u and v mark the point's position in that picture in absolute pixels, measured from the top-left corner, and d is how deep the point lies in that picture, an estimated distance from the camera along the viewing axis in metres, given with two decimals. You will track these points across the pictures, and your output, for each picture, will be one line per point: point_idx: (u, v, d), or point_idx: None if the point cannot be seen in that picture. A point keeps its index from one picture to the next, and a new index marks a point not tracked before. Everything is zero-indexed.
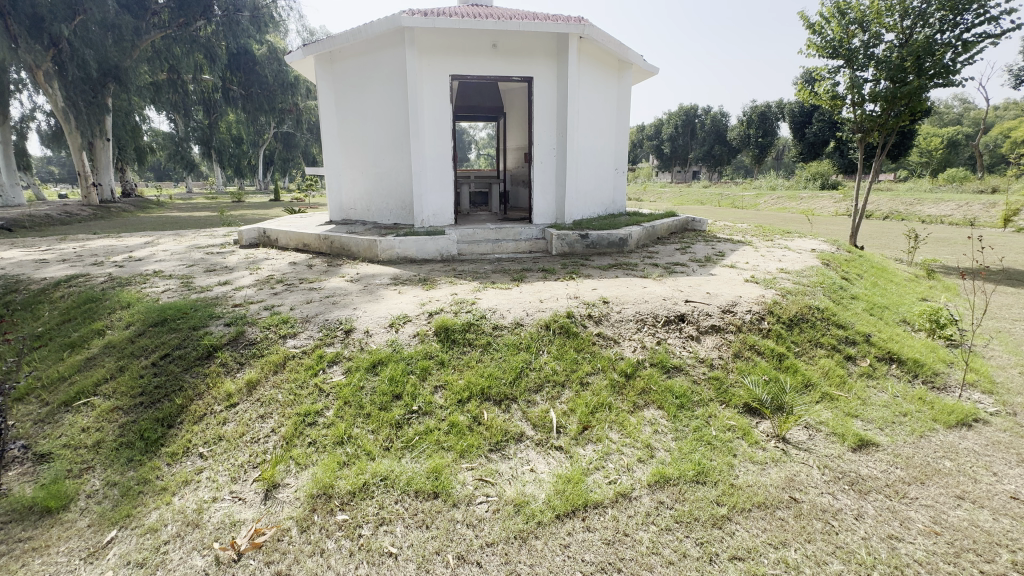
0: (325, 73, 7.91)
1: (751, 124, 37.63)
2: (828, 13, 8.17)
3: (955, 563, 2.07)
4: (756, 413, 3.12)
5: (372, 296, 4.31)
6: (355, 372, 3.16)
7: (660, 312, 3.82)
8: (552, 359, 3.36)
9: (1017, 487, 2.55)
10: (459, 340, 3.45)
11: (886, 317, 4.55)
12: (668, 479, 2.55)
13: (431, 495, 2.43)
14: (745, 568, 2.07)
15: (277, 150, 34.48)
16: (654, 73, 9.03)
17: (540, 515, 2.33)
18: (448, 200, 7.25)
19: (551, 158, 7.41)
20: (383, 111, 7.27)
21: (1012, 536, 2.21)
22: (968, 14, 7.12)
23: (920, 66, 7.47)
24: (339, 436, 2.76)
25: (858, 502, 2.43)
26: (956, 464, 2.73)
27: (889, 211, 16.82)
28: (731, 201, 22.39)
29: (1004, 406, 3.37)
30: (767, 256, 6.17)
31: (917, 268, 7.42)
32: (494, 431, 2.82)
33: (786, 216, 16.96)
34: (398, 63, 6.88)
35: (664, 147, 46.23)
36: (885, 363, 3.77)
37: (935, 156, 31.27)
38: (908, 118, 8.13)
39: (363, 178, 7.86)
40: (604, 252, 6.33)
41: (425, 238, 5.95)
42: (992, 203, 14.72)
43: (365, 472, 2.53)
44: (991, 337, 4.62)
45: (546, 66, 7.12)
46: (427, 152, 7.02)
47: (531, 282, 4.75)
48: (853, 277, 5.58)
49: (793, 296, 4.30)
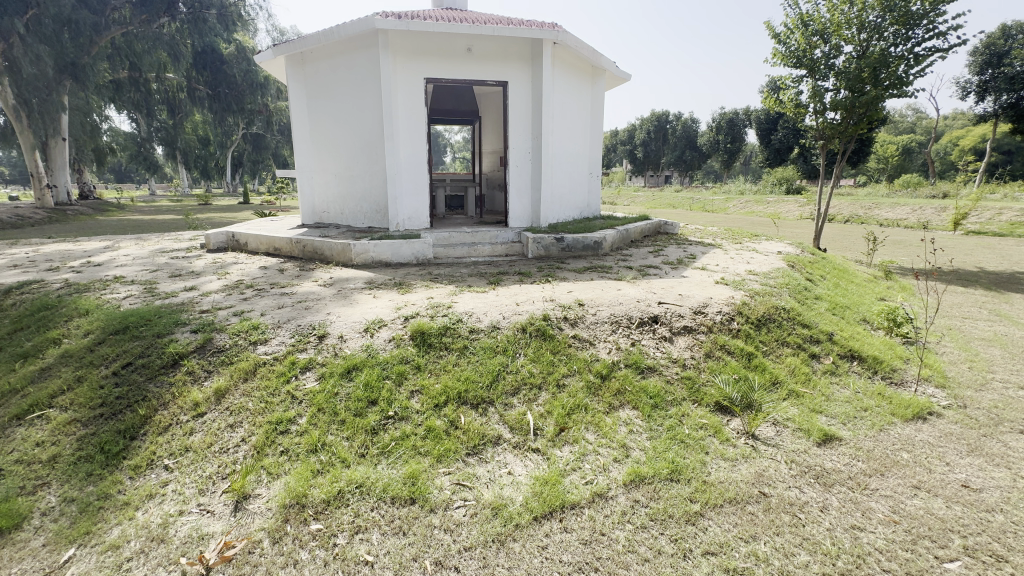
0: (297, 74, 7.76)
1: (719, 130, 38.87)
2: (792, 25, 8.52)
3: (912, 550, 2.17)
4: (727, 411, 3.21)
5: (346, 300, 4.24)
6: (329, 378, 3.11)
7: (634, 313, 3.89)
8: (529, 362, 3.38)
9: (967, 475, 2.70)
10: (435, 344, 3.43)
11: (847, 316, 4.76)
12: (643, 478, 2.59)
13: (408, 501, 2.41)
14: (719, 563, 2.11)
15: (246, 152, 33.62)
16: (627, 80, 9.24)
17: (518, 517, 2.33)
18: (423, 203, 7.22)
19: (526, 162, 7.45)
20: (356, 113, 7.18)
21: (964, 522, 2.33)
22: (919, 29, 7.54)
23: (876, 77, 7.85)
24: (312, 443, 2.70)
25: (823, 495, 2.52)
26: (913, 456, 2.87)
27: (849, 215, 17.57)
28: (701, 205, 22.96)
29: (955, 399, 3.57)
30: (736, 258, 6.36)
31: (876, 270, 7.75)
32: (471, 434, 2.82)
33: (752, 220, 17.51)
34: (372, 65, 6.82)
35: (637, 151, 46.97)
36: (847, 361, 3.94)
37: (890, 162, 32.81)
38: (866, 126, 8.54)
39: (337, 181, 7.73)
40: (579, 255, 6.40)
41: (400, 242, 5.91)
42: (943, 208, 15.56)
43: (340, 480, 2.49)
44: (943, 334, 4.87)
45: (522, 70, 7.18)
46: (402, 155, 6.96)
47: (508, 286, 4.77)
48: (817, 278, 5.82)
49: (761, 297, 4.44)
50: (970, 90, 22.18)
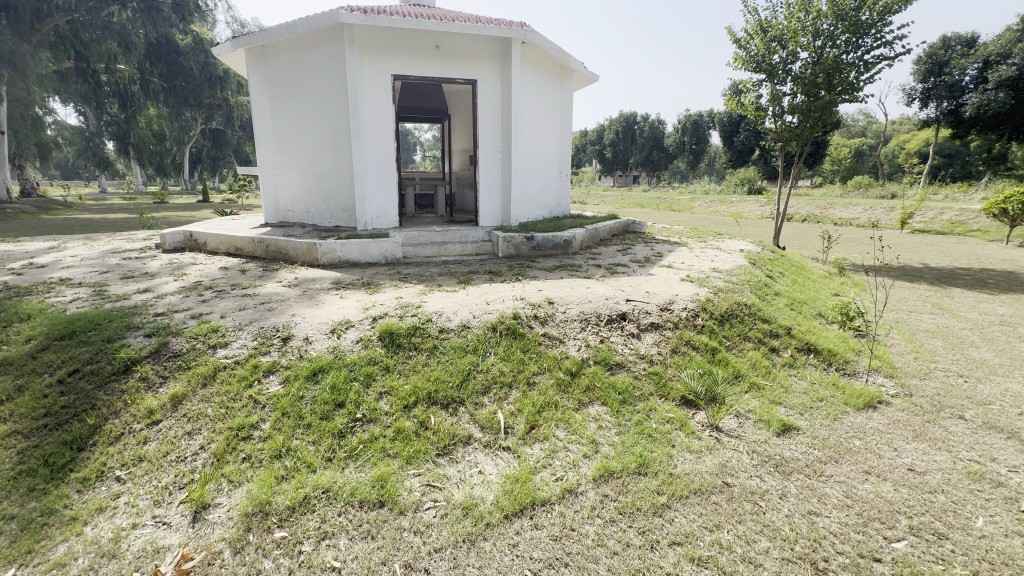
0: (258, 67, 7.50)
1: (685, 132, 40.05)
2: (752, 31, 8.84)
3: (863, 532, 2.29)
4: (692, 404, 3.30)
5: (312, 300, 4.14)
6: (294, 381, 3.02)
7: (603, 311, 3.94)
8: (499, 361, 3.38)
9: (912, 460, 2.87)
10: (404, 344, 3.38)
11: (804, 311, 4.97)
12: (612, 472, 2.63)
13: (377, 504, 2.37)
14: (684, 552, 2.16)
15: (204, 148, 32.26)
16: (595, 80, 9.37)
17: (489, 516, 2.33)
18: (392, 202, 7.10)
19: (496, 162, 7.43)
20: (321, 109, 7.01)
21: (909, 504, 2.47)
22: (868, 38, 7.94)
23: (830, 83, 8.22)
24: (277, 448, 2.62)
25: (782, 483, 2.62)
26: (864, 443, 3.02)
27: (806, 214, 18.36)
28: (668, 204, 23.48)
29: (902, 387, 3.78)
30: (700, 256, 6.54)
31: (831, 267, 8.14)
32: (441, 435, 2.80)
33: (716, 219, 18.07)
34: (337, 60, 6.66)
35: (606, 151, 47.62)
36: (804, 353, 4.12)
37: (843, 163, 34.45)
38: (821, 129, 8.94)
39: (302, 178, 7.52)
40: (549, 254, 6.44)
41: (368, 241, 5.80)
42: (891, 208, 16.46)
43: (306, 485, 2.43)
44: (891, 327, 5.15)
45: (491, 69, 7.16)
46: (369, 154, 6.83)
47: (478, 284, 4.76)
48: (776, 275, 6.05)
49: (724, 293, 4.58)
50: (914, 97, 23.53)
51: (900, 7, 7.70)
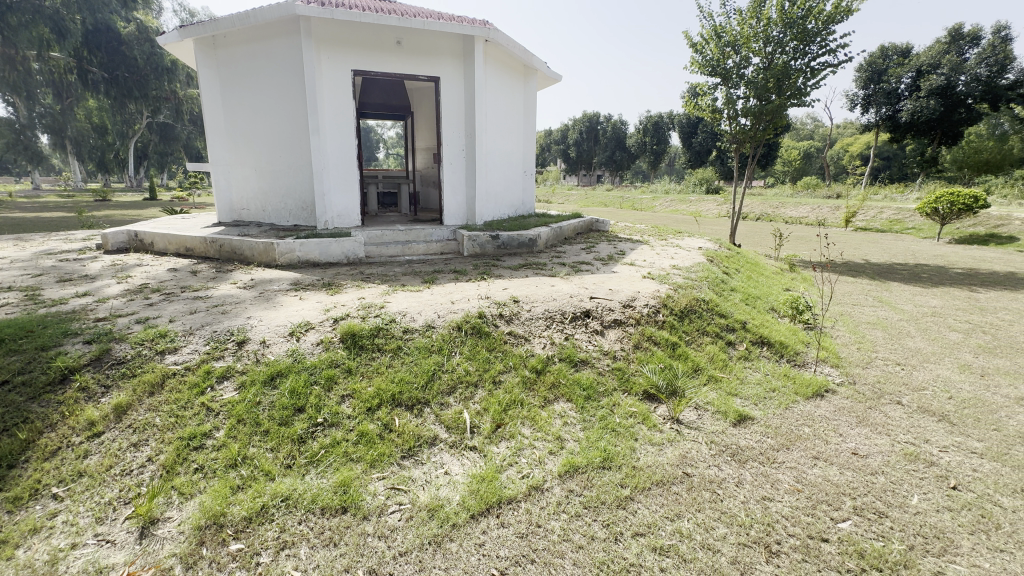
0: (208, 58, 7.14)
1: (646, 132, 41.09)
2: (708, 35, 9.14)
3: (813, 514, 2.41)
4: (654, 398, 3.39)
5: (269, 302, 4.00)
6: (250, 387, 2.90)
7: (567, 308, 3.99)
8: (464, 360, 3.36)
9: (856, 444, 3.05)
10: (367, 345, 3.31)
11: (758, 305, 5.19)
12: (577, 468, 2.67)
13: (340, 511, 2.31)
14: (647, 543, 2.21)
15: (151, 143, 30.42)
16: (558, 80, 9.47)
17: (455, 517, 2.31)
18: (354, 200, 6.93)
19: (460, 160, 7.37)
20: (277, 103, 6.75)
21: (854, 486, 2.63)
22: (814, 45, 8.36)
23: (780, 87, 8.60)
24: (232, 457, 2.52)
25: (739, 470, 2.73)
26: (813, 429, 3.19)
27: (760, 213, 19.18)
28: (631, 204, 23.95)
29: (846, 375, 4.02)
30: (661, 254, 6.72)
31: (783, 263, 8.53)
32: (406, 437, 2.77)
33: (676, 218, 18.57)
34: (294, 53, 6.44)
35: (570, 151, 48.15)
36: (759, 346, 4.31)
37: (793, 165, 36.16)
38: (772, 132, 9.36)
39: (258, 175, 7.22)
40: (514, 252, 6.47)
41: (328, 241, 5.65)
42: (836, 207, 17.45)
43: (264, 495, 2.34)
44: (837, 320, 5.47)
45: (453, 67, 7.11)
46: (329, 150, 6.64)
47: (443, 284, 4.72)
48: (732, 271, 6.28)
49: (683, 290, 4.72)
50: (857, 102, 24.91)
51: (842, 17, 8.16)
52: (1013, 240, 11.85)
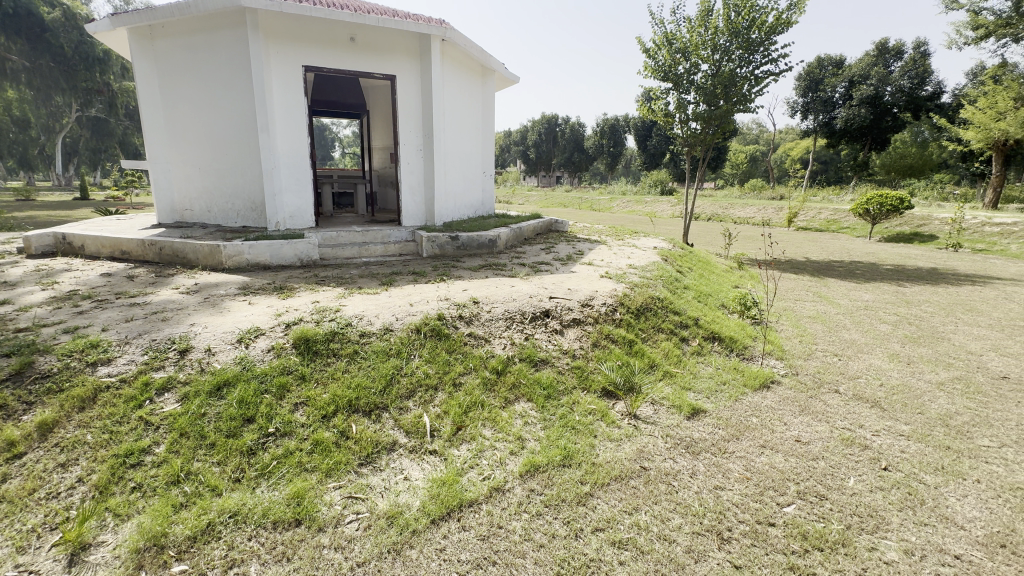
0: (144, 49, 6.70)
1: (603, 135, 42.03)
2: (660, 42, 9.45)
3: (760, 500, 2.53)
4: (612, 395, 3.47)
5: (215, 308, 3.79)
6: (193, 399, 2.74)
7: (527, 309, 4.01)
8: (424, 363, 3.31)
9: (799, 431, 3.23)
10: (322, 350, 3.20)
11: (710, 302, 5.41)
12: (538, 467, 2.69)
13: (293, 524, 2.22)
14: (606, 537, 2.25)
15: (81, 138, 28.28)
16: (516, 82, 9.51)
17: (415, 523, 2.27)
18: (307, 201, 6.71)
19: (417, 160, 7.26)
20: (223, 99, 6.42)
21: (797, 471, 2.78)
22: (758, 54, 8.81)
23: (727, 93, 9.01)
24: (175, 473, 2.37)
25: (692, 462, 2.83)
26: (760, 419, 3.36)
27: (711, 213, 20.02)
28: (589, 204, 24.42)
29: (790, 367, 4.26)
30: (618, 254, 6.87)
31: (732, 261, 8.94)
32: (364, 444, 2.69)
33: (633, 219, 19.06)
34: (239, 46, 6.15)
35: (529, 152, 48.51)
36: (710, 342, 4.49)
37: (741, 168, 37.95)
38: (721, 136, 9.79)
39: (202, 174, 6.85)
40: (474, 253, 6.44)
41: (279, 243, 5.43)
42: (780, 208, 18.48)
43: (210, 511, 2.22)
44: (781, 314, 5.79)
45: (410, 65, 7.00)
46: (279, 149, 6.38)
47: (401, 286, 4.64)
48: (685, 270, 6.52)
49: (639, 288, 4.84)
50: (797, 109, 26.47)
51: (783, 29, 8.64)
52: (932, 239, 12.94)
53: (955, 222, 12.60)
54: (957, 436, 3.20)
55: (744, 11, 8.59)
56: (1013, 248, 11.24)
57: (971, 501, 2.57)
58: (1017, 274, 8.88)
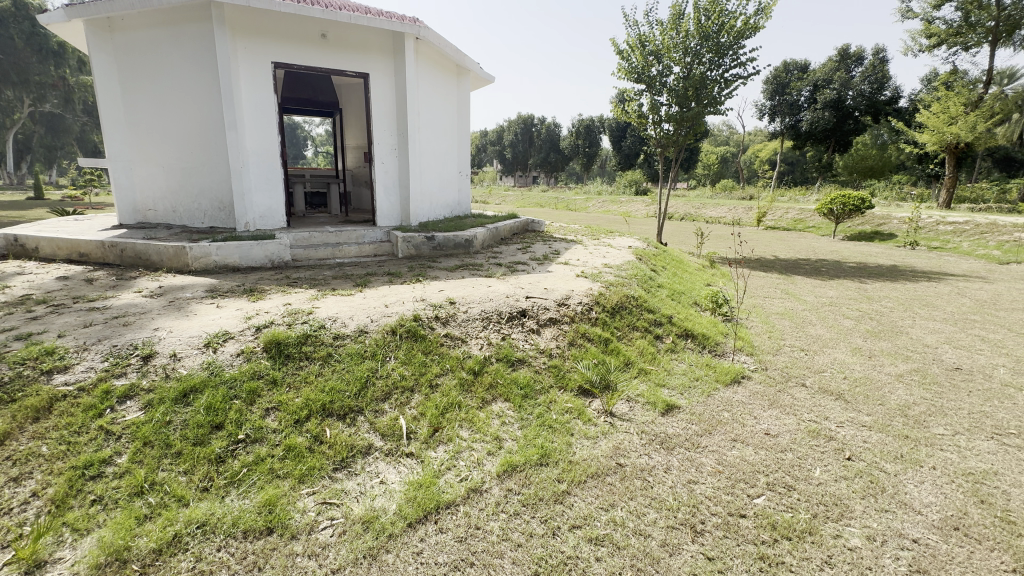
0: (101, 42, 6.38)
1: (579, 135, 42.43)
2: (633, 44, 9.58)
3: (732, 493, 2.60)
4: (588, 393, 3.51)
5: (181, 311, 3.66)
6: (158, 406, 2.64)
7: (503, 308, 4.00)
8: (399, 365, 3.28)
9: (768, 425, 3.32)
10: (294, 354, 3.12)
11: (683, 300, 5.52)
12: (515, 466, 2.69)
13: (265, 532, 2.16)
14: (583, 534, 2.27)
15: (35, 135, 26.92)
16: (491, 81, 9.51)
17: (391, 527, 2.24)
18: (278, 201, 6.55)
19: (392, 160, 7.18)
20: (187, 95, 6.20)
21: (766, 464, 2.87)
22: (727, 58, 9.03)
23: (698, 95, 9.22)
24: (138, 484, 2.28)
25: (667, 457, 2.89)
26: (732, 414, 3.44)
27: (684, 212, 20.43)
28: (566, 204, 24.61)
29: (759, 362, 4.39)
30: (594, 253, 6.94)
31: (704, 260, 9.14)
32: (338, 448, 2.65)
33: (609, 218, 19.28)
34: (206, 41, 5.95)
35: (506, 152, 48.56)
36: (684, 339, 4.59)
37: (712, 169, 38.87)
38: (692, 137, 10.00)
39: (166, 172, 6.60)
40: (450, 253, 6.40)
41: (249, 244, 5.29)
42: (749, 207, 19.02)
43: (177, 522, 2.14)
44: (750, 311, 5.95)
45: (384, 63, 6.91)
46: (249, 147, 6.21)
47: (376, 286, 4.58)
48: (659, 269, 6.63)
49: (614, 287, 4.91)
50: (764, 112, 27.31)
51: (750, 33, 8.89)
52: (892, 237, 13.53)
53: (912, 221, 13.20)
54: (914, 426, 3.35)
55: (714, 15, 8.79)
56: (964, 246, 11.84)
57: (927, 487, 2.69)
58: (968, 270, 9.38)
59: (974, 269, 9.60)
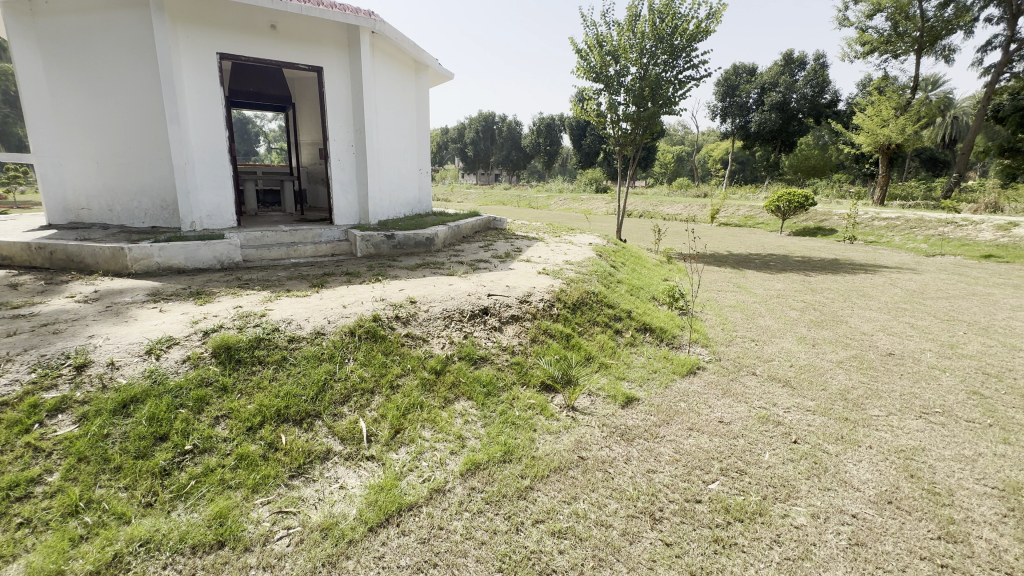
0: (24, 28, 5.89)
1: (540, 134, 42.74)
2: (591, 44, 9.72)
3: (688, 479, 2.69)
4: (551, 389, 3.55)
5: (120, 317, 3.42)
6: (94, 419, 2.46)
7: (465, 307, 3.98)
8: (359, 366, 3.20)
9: (721, 413, 3.47)
10: (245, 359, 2.99)
11: (641, 295, 5.67)
12: (479, 464, 2.69)
13: (215, 546, 2.06)
14: (547, 528, 2.30)
15: None
16: (450, 78, 9.41)
17: (351, 533, 2.18)
18: (226, 198, 6.24)
19: (349, 157, 7.00)
20: (124, 85, 5.81)
21: (720, 450, 2.99)
22: (680, 60, 9.32)
23: (654, 96, 9.47)
24: (72, 504, 2.12)
25: (627, 449, 2.96)
26: (688, 404, 3.57)
27: (642, 209, 20.97)
28: (528, 202, 24.75)
29: (713, 353, 4.57)
30: (555, 250, 7.02)
31: (662, 256, 9.42)
32: (294, 454, 2.56)
33: (570, 215, 19.50)
34: (143, 28, 5.59)
35: (467, 149, 48.30)
36: (642, 333, 4.72)
37: (668, 167, 40.08)
38: (649, 136, 10.27)
39: (101, 168, 6.15)
40: (411, 252, 6.31)
41: (195, 245, 5.02)
42: (704, 205, 19.76)
43: (118, 541, 2.01)
44: (705, 304, 6.18)
45: (338, 57, 6.71)
46: (194, 142, 5.88)
47: (333, 287, 4.45)
48: (618, 265, 6.78)
49: (575, 283, 4.98)
50: (716, 113, 28.41)
51: (702, 37, 9.21)
52: (833, 233, 14.39)
53: (851, 218, 14.09)
54: (853, 408, 3.58)
55: (668, 18, 9.05)
56: (896, 240, 12.75)
57: (865, 465, 2.89)
58: (899, 262, 10.11)
59: (904, 261, 10.36)
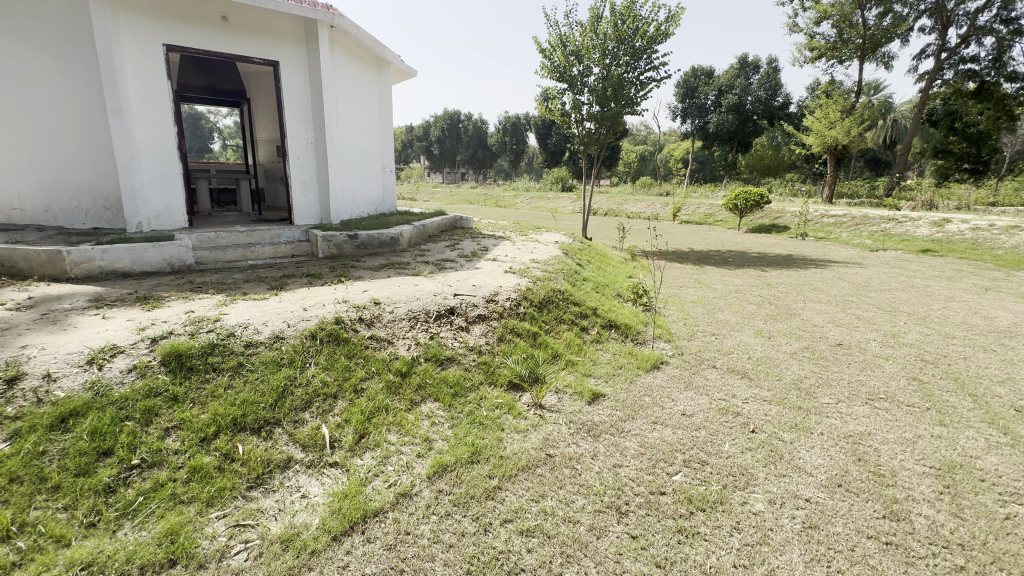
0: None
1: (506, 132, 42.80)
2: (554, 43, 9.79)
3: (653, 472, 2.75)
4: (518, 388, 3.56)
5: (57, 325, 3.19)
6: (28, 435, 2.28)
7: (431, 307, 3.93)
8: (321, 371, 3.11)
9: (684, 406, 3.56)
10: (198, 366, 2.85)
11: (607, 292, 5.76)
12: (446, 466, 2.66)
13: (166, 565, 1.95)
14: (515, 527, 2.29)
15: None
16: (414, 75, 9.27)
17: (314, 543, 2.11)
18: (176, 198, 5.94)
19: (309, 155, 6.79)
20: (59, 77, 5.43)
21: (683, 442, 3.07)
22: (641, 61, 9.51)
23: (617, 96, 9.63)
24: (3, 528, 1.95)
25: (593, 444, 2.99)
26: (652, 398, 3.65)
27: (607, 208, 21.34)
28: (495, 201, 24.74)
29: (676, 348, 4.69)
30: (521, 249, 7.02)
31: (626, 253, 9.59)
32: (252, 464, 2.46)
33: (537, 214, 19.62)
34: (80, 16, 5.24)
35: (433, 147, 47.78)
36: (608, 329, 4.79)
37: (632, 166, 40.89)
38: (613, 136, 10.44)
39: (34, 165, 5.72)
40: (375, 252, 6.18)
41: (142, 247, 4.74)
42: (666, 203, 20.29)
43: (56, 566, 1.87)
44: (668, 300, 6.35)
45: (296, 51, 6.50)
46: (139, 138, 5.57)
47: (293, 289, 4.30)
48: (584, 263, 6.86)
49: (541, 282, 5.00)
50: (677, 113, 29.20)
51: (662, 39, 9.42)
52: (786, 229, 15.06)
53: (803, 215, 14.78)
54: (805, 397, 3.76)
55: (629, 20, 9.21)
56: (844, 236, 13.46)
57: (817, 450, 3.03)
58: (846, 257, 10.69)
59: (851, 256, 10.95)
